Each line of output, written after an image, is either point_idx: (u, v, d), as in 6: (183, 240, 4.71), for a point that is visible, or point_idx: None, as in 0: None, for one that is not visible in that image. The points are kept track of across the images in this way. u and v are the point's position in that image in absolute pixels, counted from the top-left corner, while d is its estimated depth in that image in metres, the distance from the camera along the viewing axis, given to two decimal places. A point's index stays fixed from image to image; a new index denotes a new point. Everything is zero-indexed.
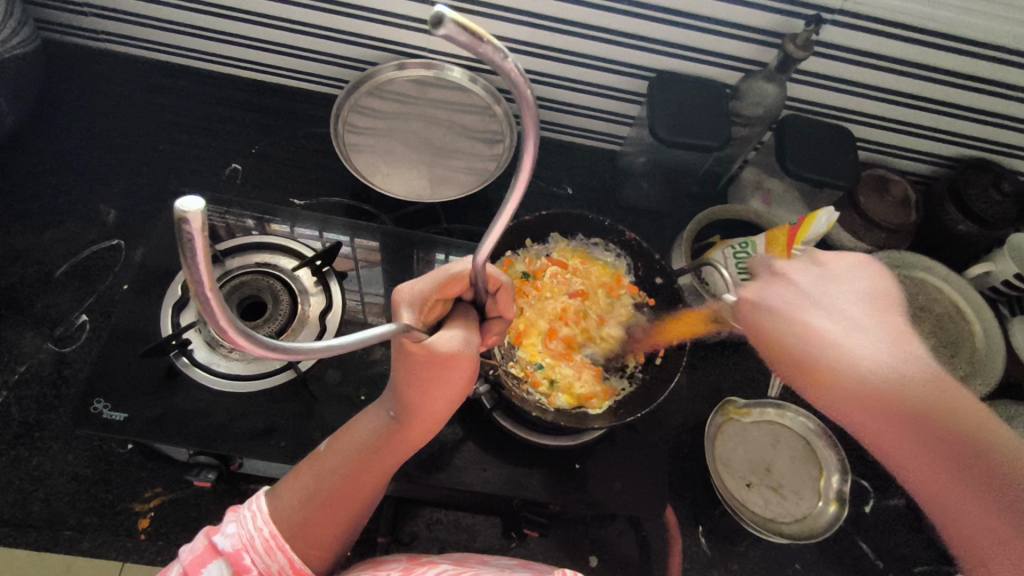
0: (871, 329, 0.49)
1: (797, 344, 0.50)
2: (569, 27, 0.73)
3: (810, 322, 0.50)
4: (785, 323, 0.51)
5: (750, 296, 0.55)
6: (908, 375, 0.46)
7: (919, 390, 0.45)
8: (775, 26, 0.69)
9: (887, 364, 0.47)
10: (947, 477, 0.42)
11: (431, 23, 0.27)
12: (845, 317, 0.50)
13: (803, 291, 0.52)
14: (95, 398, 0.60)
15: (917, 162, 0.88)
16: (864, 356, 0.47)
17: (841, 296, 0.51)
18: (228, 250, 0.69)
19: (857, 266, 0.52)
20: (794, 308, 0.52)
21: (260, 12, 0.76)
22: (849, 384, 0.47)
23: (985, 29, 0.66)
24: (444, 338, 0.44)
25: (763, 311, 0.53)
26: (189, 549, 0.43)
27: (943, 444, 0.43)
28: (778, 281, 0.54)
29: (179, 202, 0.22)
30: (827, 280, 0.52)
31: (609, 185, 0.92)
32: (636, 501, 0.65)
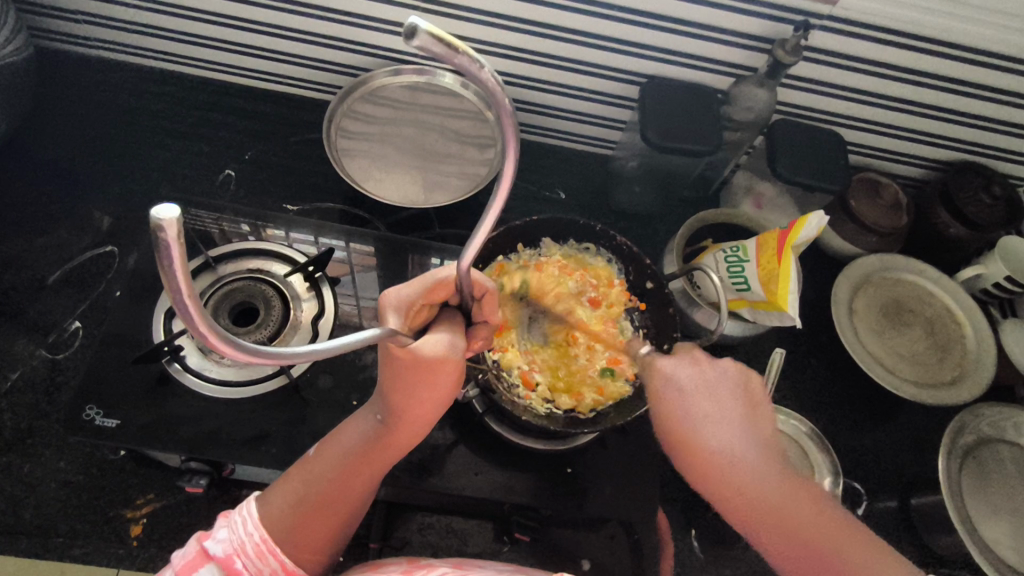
0: (739, 427, 0.48)
1: (689, 436, 0.48)
2: (559, 33, 0.73)
3: (704, 416, 0.49)
4: (687, 417, 0.49)
5: (664, 367, 0.53)
6: (773, 476, 0.45)
7: (782, 494, 0.44)
8: (764, 32, 0.70)
9: (752, 459, 0.46)
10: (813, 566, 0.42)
11: (406, 36, 0.28)
12: (722, 414, 0.49)
13: (700, 386, 0.51)
14: (87, 404, 0.60)
15: (908, 166, 0.88)
16: (733, 456, 0.47)
17: (726, 399, 0.50)
18: (220, 256, 0.70)
19: (733, 368, 0.52)
20: (693, 396, 0.50)
21: (253, 19, 0.77)
22: (730, 481, 0.46)
23: (973, 34, 0.66)
24: (430, 343, 0.45)
25: (669, 386, 0.52)
26: (182, 554, 0.43)
27: (806, 537, 0.42)
28: (692, 363, 0.53)
29: (155, 210, 0.22)
30: (718, 386, 0.51)
31: (602, 190, 0.92)
32: (627, 505, 0.65)
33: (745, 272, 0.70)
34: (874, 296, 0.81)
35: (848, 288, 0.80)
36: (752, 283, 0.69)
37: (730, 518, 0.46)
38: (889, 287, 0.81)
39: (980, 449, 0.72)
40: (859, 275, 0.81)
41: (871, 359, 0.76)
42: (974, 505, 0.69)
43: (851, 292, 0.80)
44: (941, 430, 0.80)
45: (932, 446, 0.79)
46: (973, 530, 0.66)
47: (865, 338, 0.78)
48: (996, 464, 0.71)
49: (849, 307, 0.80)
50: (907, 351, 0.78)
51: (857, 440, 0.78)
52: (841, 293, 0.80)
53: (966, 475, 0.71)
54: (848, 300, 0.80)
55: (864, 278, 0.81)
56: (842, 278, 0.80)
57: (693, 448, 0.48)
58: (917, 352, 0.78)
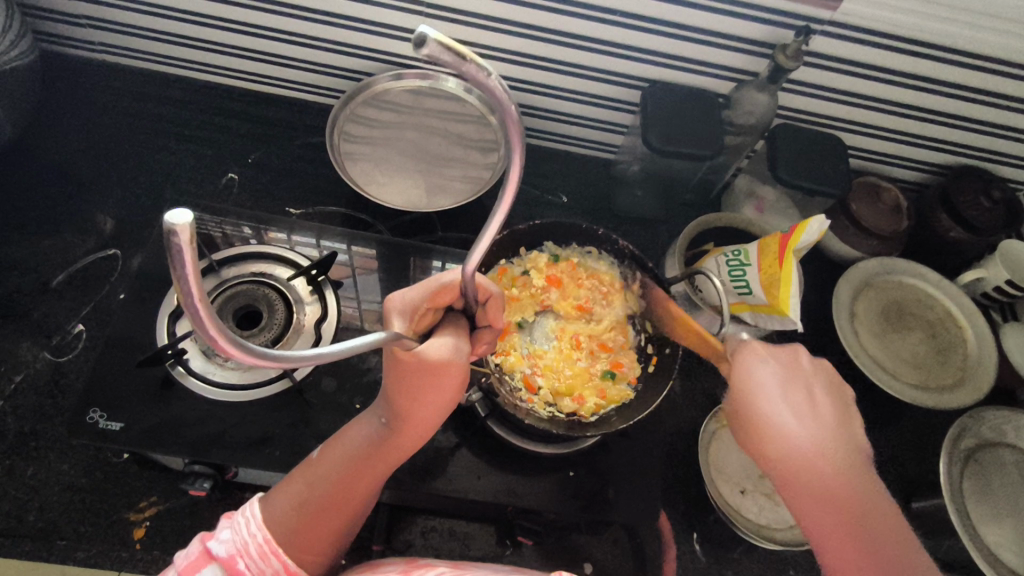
0: (824, 423, 0.48)
1: (767, 413, 0.49)
2: (562, 37, 0.73)
3: (782, 399, 0.50)
4: (768, 397, 0.50)
5: (753, 349, 0.53)
6: (847, 469, 0.46)
7: (850, 487, 0.45)
8: (765, 37, 0.70)
9: (834, 455, 0.46)
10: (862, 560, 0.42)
11: (415, 43, 0.28)
12: (807, 407, 0.49)
13: (785, 371, 0.52)
14: (91, 408, 0.60)
15: (909, 170, 0.89)
16: (809, 441, 0.47)
17: (808, 388, 0.50)
18: (224, 260, 0.70)
19: (824, 369, 0.52)
20: (779, 382, 0.51)
21: (257, 23, 0.77)
22: (800, 466, 0.46)
23: (974, 39, 0.67)
24: (434, 347, 0.45)
25: (757, 368, 0.52)
26: (184, 554, 0.43)
27: (866, 534, 0.43)
28: (785, 352, 0.53)
29: (168, 216, 0.23)
30: (805, 376, 0.51)
31: (603, 193, 0.92)
32: (629, 508, 0.65)
33: (747, 276, 0.70)
34: (876, 300, 0.81)
35: (849, 292, 0.80)
36: (754, 287, 0.69)
37: (786, 493, 0.47)
38: (890, 291, 0.81)
39: (981, 453, 0.72)
40: (860, 279, 0.81)
41: (873, 363, 0.76)
42: (976, 509, 0.69)
43: (852, 296, 0.80)
44: (942, 433, 0.80)
45: (934, 449, 0.79)
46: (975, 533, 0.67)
47: (866, 342, 0.78)
48: (997, 467, 0.71)
49: (850, 311, 0.80)
50: (909, 355, 0.78)
51: None
52: (842, 297, 0.80)
53: (967, 478, 0.71)
54: (849, 304, 0.80)
55: (865, 282, 0.82)
56: (843, 282, 0.80)
57: (769, 424, 0.49)
58: (919, 355, 0.78)
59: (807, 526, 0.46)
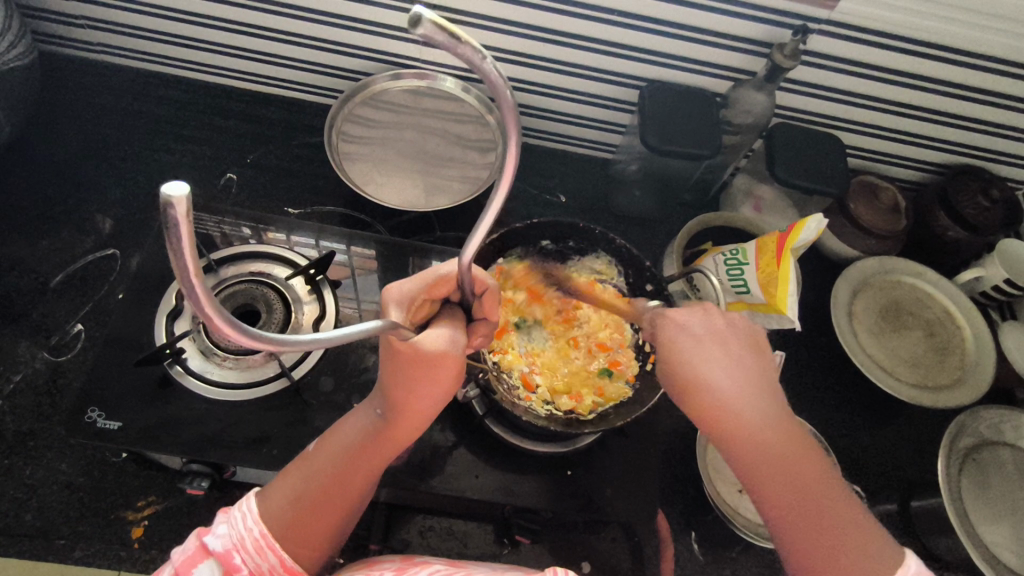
0: (750, 376, 0.50)
1: (700, 375, 0.50)
2: (560, 37, 0.74)
3: (713, 361, 0.50)
4: (698, 359, 0.50)
5: (676, 316, 0.53)
6: (779, 423, 0.48)
7: (781, 440, 0.47)
8: (763, 36, 0.70)
9: (763, 407, 0.48)
10: (798, 509, 0.45)
11: (410, 23, 0.29)
12: (732, 364, 0.50)
13: (714, 332, 0.52)
14: (89, 407, 0.60)
15: (907, 169, 0.89)
16: (743, 399, 0.48)
17: (738, 348, 0.51)
18: (222, 259, 0.70)
19: (741, 324, 0.52)
20: (707, 342, 0.51)
21: (256, 23, 0.77)
22: (735, 424, 0.48)
23: (971, 38, 0.67)
24: (431, 338, 0.45)
25: (682, 333, 0.52)
26: (181, 550, 0.43)
27: (801, 485, 0.46)
28: (699, 312, 0.53)
29: (165, 186, 0.23)
30: (732, 336, 0.51)
31: (602, 193, 0.92)
32: (627, 507, 0.65)
33: (745, 274, 0.70)
34: (874, 298, 0.81)
35: (848, 290, 0.81)
36: (752, 286, 0.69)
37: (724, 450, 0.49)
38: (888, 290, 0.81)
39: (979, 451, 0.72)
40: (859, 277, 0.81)
41: (871, 360, 0.76)
42: (974, 507, 0.69)
43: (851, 294, 0.80)
44: (941, 433, 0.80)
45: (932, 448, 0.79)
46: (973, 532, 0.67)
47: (865, 340, 0.78)
48: (995, 466, 0.71)
49: (848, 309, 0.80)
50: (907, 354, 0.78)
51: (857, 443, 0.78)
52: (841, 295, 0.80)
53: (966, 477, 0.71)
54: (848, 302, 0.80)
55: (864, 280, 0.82)
56: (842, 281, 0.80)
57: (703, 388, 0.49)
58: (917, 354, 0.78)
59: (749, 482, 0.48)
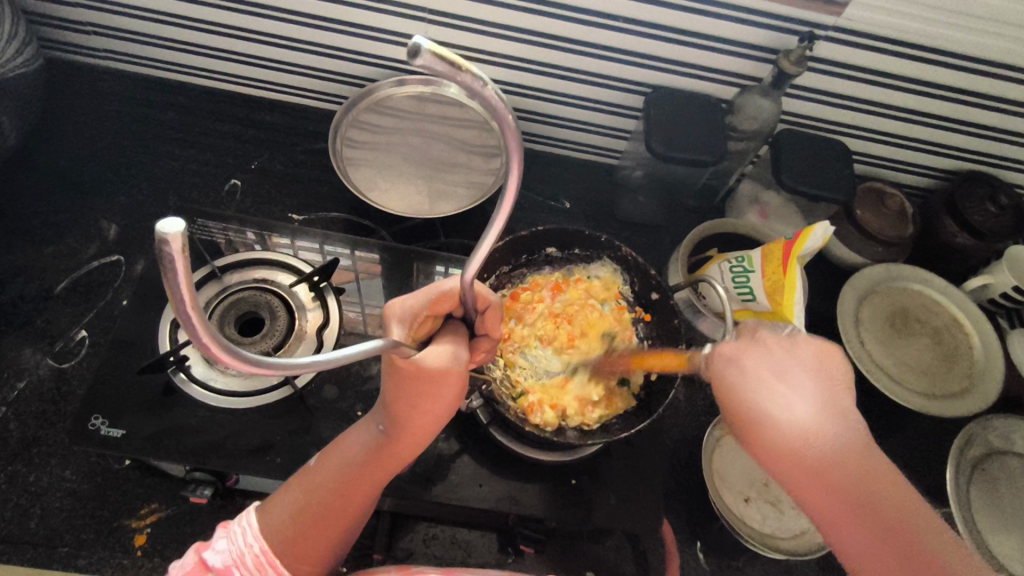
0: (810, 401, 0.45)
1: (757, 408, 0.46)
2: (564, 44, 0.73)
3: (772, 390, 0.46)
4: (754, 388, 0.47)
5: (728, 351, 0.50)
6: (853, 451, 0.42)
7: (856, 473, 0.42)
8: (770, 43, 0.70)
9: (831, 435, 0.43)
10: (887, 555, 0.39)
11: (410, 52, 0.28)
12: (791, 393, 0.46)
13: (773, 358, 0.48)
14: (92, 414, 0.60)
15: (915, 175, 0.88)
16: (807, 429, 0.44)
17: (797, 373, 0.47)
18: (226, 266, 0.70)
19: (806, 346, 0.48)
20: (760, 369, 0.47)
21: (261, 30, 0.77)
22: (802, 459, 0.43)
23: (980, 45, 0.66)
24: (433, 354, 0.45)
25: (734, 368, 0.48)
26: (179, 566, 0.44)
27: (887, 525, 0.40)
28: (755, 342, 0.49)
29: (159, 224, 0.23)
30: (794, 363, 0.47)
31: (606, 199, 0.92)
32: (632, 517, 0.64)
33: (751, 282, 0.70)
34: (881, 306, 0.80)
35: (854, 298, 0.80)
36: (757, 293, 0.69)
37: (792, 489, 0.44)
38: (895, 297, 0.81)
39: (988, 461, 0.72)
40: (865, 285, 0.81)
41: (877, 370, 0.76)
42: (982, 518, 0.68)
43: (857, 302, 0.80)
44: (949, 442, 0.79)
45: (940, 457, 0.78)
46: (981, 543, 0.66)
47: (871, 348, 0.77)
48: (1004, 476, 0.71)
49: (854, 318, 0.79)
50: (914, 362, 0.77)
51: None
52: (847, 303, 0.80)
53: (974, 487, 0.70)
54: (853, 310, 0.79)
55: (871, 287, 0.81)
56: (848, 288, 0.80)
57: (760, 420, 0.45)
58: (923, 362, 0.77)
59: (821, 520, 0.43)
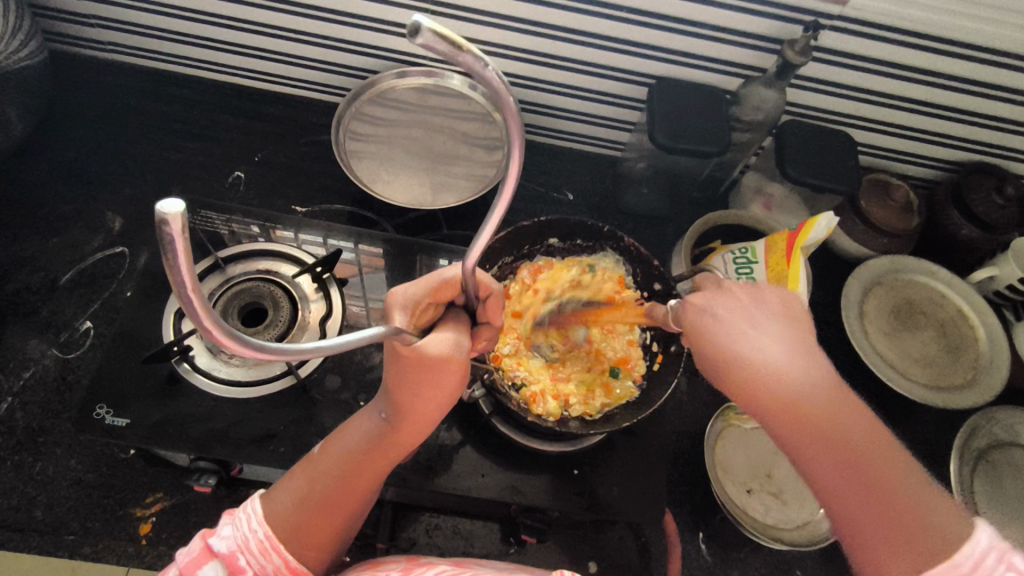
0: (782, 341, 0.45)
1: (729, 349, 0.46)
2: (567, 34, 0.73)
3: (741, 333, 0.46)
4: (726, 334, 0.47)
5: (698, 301, 0.50)
6: (819, 385, 0.42)
7: (827, 406, 0.41)
8: (774, 33, 0.70)
9: (800, 372, 0.43)
10: (848, 480, 0.39)
11: (410, 32, 0.28)
12: (762, 333, 0.46)
13: (742, 305, 0.48)
14: (97, 403, 0.61)
15: (920, 167, 0.88)
16: (780, 363, 0.44)
17: (765, 318, 0.47)
18: (229, 258, 0.70)
19: (772, 294, 0.49)
20: (731, 317, 0.48)
21: (264, 22, 0.77)
22: (767, 390, 0.43)
23: (988, 34, 0.65)
24: (435, 341, 0.44)
25: (706, 317, 0.49)
26: (184, 552, 0.43)
27: (853, 457, 0.39)
28: (722, 292, 0.50)
29: (160, 204, 0.22)
30: (763, 309, 0.48)
31: (610, 191, 0.92)
32: (634, 507, 0.64)
33: (754, 273, 0.69)
34: (886, 298, 0.80)
35: (858, 289, 0.80)
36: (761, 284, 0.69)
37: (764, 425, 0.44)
38: (900, 289, 0.80)
39: (993, 453, 0.71)
40: (870, 277, 0.80)
41: (883, 362, 0.75)
42: (986, 510, 0.68)
43: (861, 294, 0.80)
44: (954, 434, 0.79)
45: (944, 450, 0.78)
46: None
47: (875, 340, 0.77)
48: (1009, 468, 0.70)
49: (858, 311, 0.79)
50: (919, 354, 0.77)
51: None
52: (851, 295, 0.79)
53: (978, 478, 0.70)
54: (857, 303, 0.79)
55: (875, 280, 0.81)
56: (852, 279, 0.80)
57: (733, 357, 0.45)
58: (929, 354, 0.77)
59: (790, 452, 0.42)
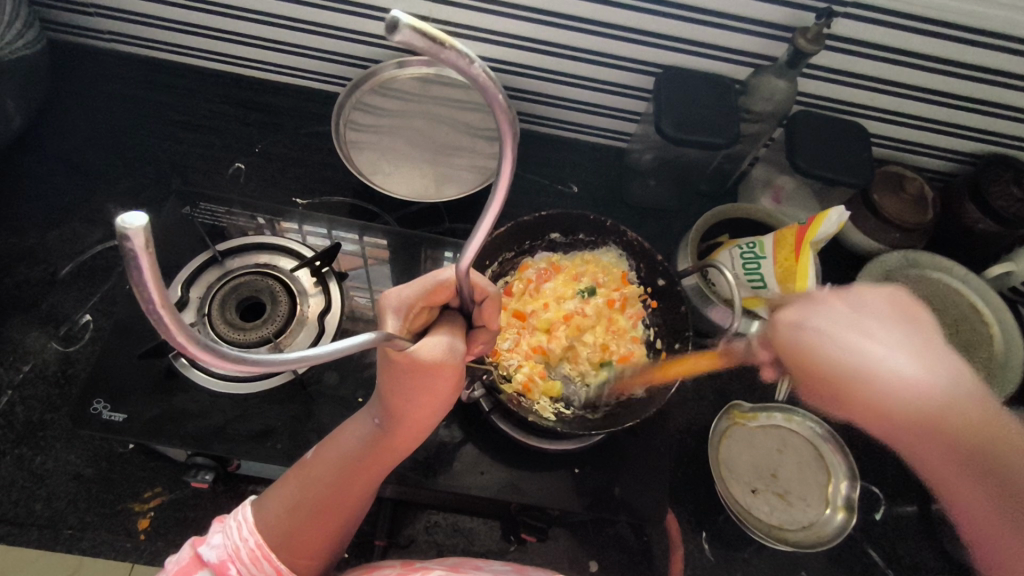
0: (909, 351, 0.48)
1: (847, 363, 0.49)
2: (570, 21, 0.71)
3: (858, 346, 0.49)
4: (841, 345, 0.49)
5: (793, 317, 0.53)
6: (949, 398, 0.46)
7: (973, 414, 0.46)
8: (784, 20, 0.67)
9: (931, 383, 0.47)
10: (957, 467, 0.47)
11: (387, 28, 0.27)
12: (881, 343, 0.49)
13: (845, 315, 0.51)
14: (94, 398, 0.60)
15: (936, 159, 0.85)
16: (912, 373, 0.47)
17: (881, 325, 0.49)
18: (227, 251, 0.69)
19: (875, 295, 0.51)
20: (836, 331, 0.50)
21: (263, 10, 0.76)
22: (886, 398, 0.47)
23: (1008, 21, 0.63)
24: (428, 346, 0.43)
25: (802, 331, 0.52)
26: (175, 561, 0.43)
27: (979, 452, 0.46)
28: (817, 303, 0.53)
29: (120, 218, 0.21)
30: (872, 315, 0.50)
31: (616, 183, 0.90)
32: (637, 507, 0.63)
33: (761, 269, 0.67)
34: None
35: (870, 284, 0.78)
36: (769, 282, 0.67)
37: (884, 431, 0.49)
38: (913, 285, 0.78)
39: None
40: (881, 272, 0.79)
41: None
42: None
43: None
44: None
45: None
46: None
47: None
48: None
49: None
50: None
51: (876, 442, 0.76)
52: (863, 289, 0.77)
53: None
54: None
55: (886, 274, 0.79)
56: (863, 273, 0.78)
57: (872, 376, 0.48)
58: None
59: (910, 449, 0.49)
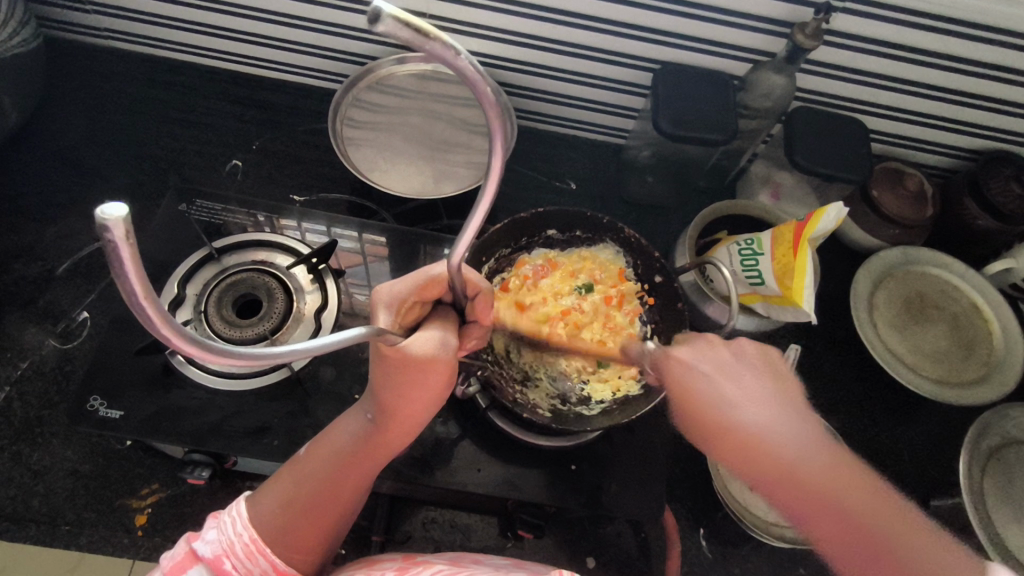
0: (772, 405, 0.45)
1: (720, 413, 0.45)
2: (567, 17, 0.71)
3: (731, 399, 0.46)
4: (715, 397, 0.46)
5: (682, 355, 0.49)
6: (814, 455, 0.43)
7: (838, 477, 0.42)
8: (782, 15, 0.67)
9: (798, 443, 0.43)
10: (853, 548, 0.40)
11: (370, 19, 0.27)
12: (750, 396, 0.46)
13: (727, 359, 0.49)
14: (91, 395, 0.60)
15: (937, 155, 0.85)
16: (768, 427, 0.44)
17: (754, 377, 0.47)
18: (224, 248, 0.69)
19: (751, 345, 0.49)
20: (718, 378, 0.47)
21: (260, 7, 0.76)
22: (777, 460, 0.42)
23: (1009, 15, 0.62)
24: (420, 341, 0.43)
25: (690, 373, 0.48)
26: (170, 556, 0.43)
27: (846, 518, 0.41)
28: (704, 344, 0.50)
29: (100, 209, 0.21)
30: (745, 363, 0.48)
31: (614, 179, 0.90)
32: (634, 504, 0.63)
33: (759, 265, 0.67)
34: (898, 291, 0.77)
35: (869, 281, 0.78)
36: (767, 278, 0.67)
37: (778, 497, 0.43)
38: (912, 282, 0.78)
39: (1005, 452, 0.69)
40: (882, 268, 0.78)
41: (892, 356, 0.73)
42: (996, 508, 0.66)
43: (872, 286, 0.77)
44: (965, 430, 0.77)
45: (953, 447, 0.76)
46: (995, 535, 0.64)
47: (884, 333, 0.75)
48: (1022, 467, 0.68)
49: (868, 303, 0.77)
50: (929, 348, 0.75)
51: (875, 439, 0.76)
52: (861, 286, 0.77)
53: (989, 477, 0.67)
54: (868, 295, 0.77)
55: (887, 271, 0.78)
56: (863, 270, 0.77)
57: (754, 441, 0.43)
58: (940, 349, 0.75)
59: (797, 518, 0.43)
